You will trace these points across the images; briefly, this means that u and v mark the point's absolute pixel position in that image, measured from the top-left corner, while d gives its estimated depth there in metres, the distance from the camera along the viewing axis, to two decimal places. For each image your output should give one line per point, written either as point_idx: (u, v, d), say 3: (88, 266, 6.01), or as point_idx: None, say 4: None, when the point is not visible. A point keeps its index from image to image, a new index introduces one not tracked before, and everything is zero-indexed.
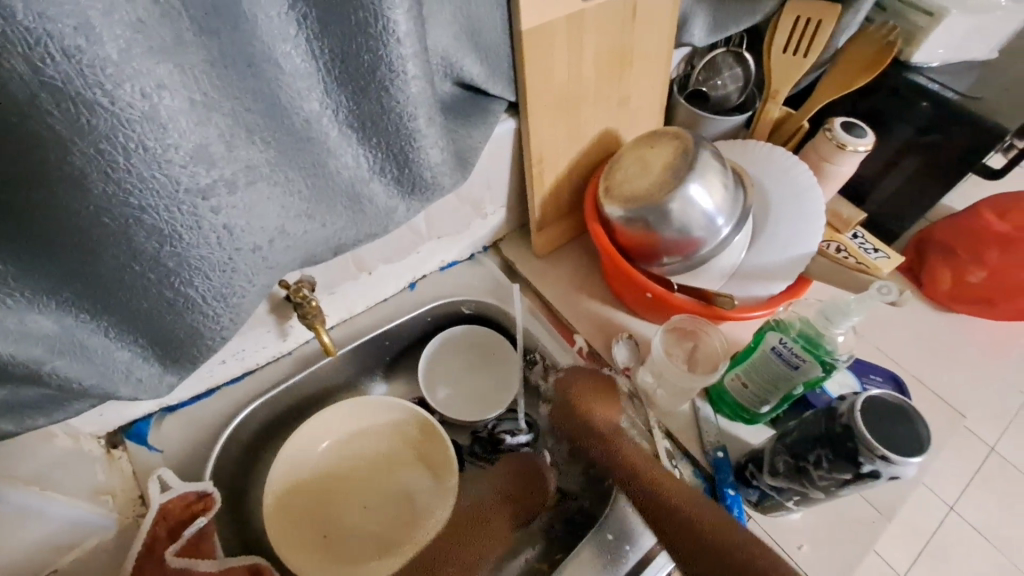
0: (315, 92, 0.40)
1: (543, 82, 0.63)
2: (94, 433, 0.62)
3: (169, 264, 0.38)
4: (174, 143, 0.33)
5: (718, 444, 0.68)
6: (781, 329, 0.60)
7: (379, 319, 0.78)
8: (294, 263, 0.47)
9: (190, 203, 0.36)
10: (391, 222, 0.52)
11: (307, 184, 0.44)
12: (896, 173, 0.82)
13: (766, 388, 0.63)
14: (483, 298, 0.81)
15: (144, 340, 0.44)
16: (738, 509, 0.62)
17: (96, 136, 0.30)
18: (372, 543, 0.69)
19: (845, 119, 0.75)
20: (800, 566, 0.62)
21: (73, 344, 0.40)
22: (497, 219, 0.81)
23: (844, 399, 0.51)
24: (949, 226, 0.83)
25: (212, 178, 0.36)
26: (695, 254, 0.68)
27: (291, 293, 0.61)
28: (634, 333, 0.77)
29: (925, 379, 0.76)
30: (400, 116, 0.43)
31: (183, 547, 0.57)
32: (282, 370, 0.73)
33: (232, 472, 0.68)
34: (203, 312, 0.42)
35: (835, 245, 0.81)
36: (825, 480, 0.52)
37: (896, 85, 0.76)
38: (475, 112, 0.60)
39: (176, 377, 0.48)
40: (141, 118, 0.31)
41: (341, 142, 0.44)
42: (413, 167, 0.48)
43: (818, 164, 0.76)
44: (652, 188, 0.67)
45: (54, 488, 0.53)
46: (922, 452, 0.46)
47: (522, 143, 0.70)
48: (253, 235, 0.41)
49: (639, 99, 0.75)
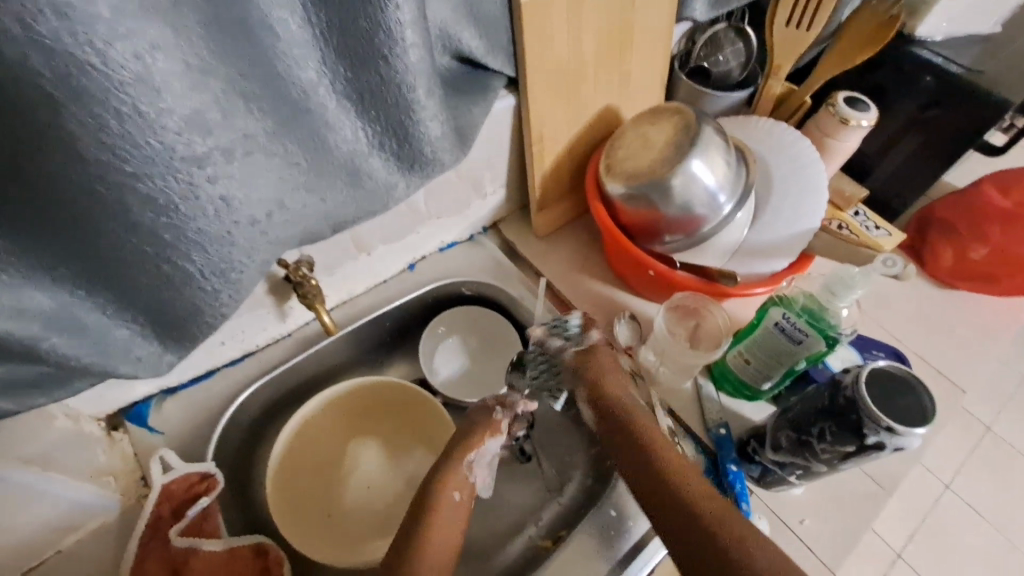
0: (313, 61, 0.39)
1: (543, 56, 0.62)
2: (95, 415, 0.62)
3: (166, 236, 0.37)
4: (168, 109, 0.32)
5: (721, 420, 0.67)
6: (784, 304, 0.59)
7: (379, 300, 0.78)
8: (292, 240, 0.46)
9: (186, 172, 0.35)
10: (390, 199, 0.51)
11: (306, 158, 0.43)
12: (898, 150, 0.81)
13: (769, 364, 0.63)
14: (483, 278, 0.80)
15: (143, 317, 0.43)
16: (740, 485, 0.62)
17: (88, 99, 0.29)
18: (375, 521, 0.69)
19: (848, 94, 0.74)
20: (801, 539, 0.62)
21: (70, 320, 0.40)
22: (498, 198, 0.80)
23: (848, 370, 0.51)
24: (953, 203, 0.83)
25: (209, 146, 0.35)
26: (697, 232, 0.67)
27: (290, 272, 0.61)
28: (636, 313, 0.77)
29: (927, 356, 0.76)
30: (399, 88, 0.43)
31: (186, 527, 0.57)
32: (283, 352, 0.72)
33: (235, 454, 0.68)
34: (202, 287, 0.41)
35: (837, 222, 0.79)
36: (828, 453, 0.52)
37: (899, 59, 0.75)
38: (474, 88, 0.59)
39: (176, 355, 0.47)
40: (134, 81, 0.30)
41: (339, 114, 0.43)
42: (413, 141, 0.47)
43: (820, 141, 0.75)
44: (653, 163, 0.66)
45: (56, 469, 0.52)
46: (926, 423, 0.46)
47: (522, 120, 0.68)
48: (251, 208, 0.40)
49: (639, 75, 0.74)
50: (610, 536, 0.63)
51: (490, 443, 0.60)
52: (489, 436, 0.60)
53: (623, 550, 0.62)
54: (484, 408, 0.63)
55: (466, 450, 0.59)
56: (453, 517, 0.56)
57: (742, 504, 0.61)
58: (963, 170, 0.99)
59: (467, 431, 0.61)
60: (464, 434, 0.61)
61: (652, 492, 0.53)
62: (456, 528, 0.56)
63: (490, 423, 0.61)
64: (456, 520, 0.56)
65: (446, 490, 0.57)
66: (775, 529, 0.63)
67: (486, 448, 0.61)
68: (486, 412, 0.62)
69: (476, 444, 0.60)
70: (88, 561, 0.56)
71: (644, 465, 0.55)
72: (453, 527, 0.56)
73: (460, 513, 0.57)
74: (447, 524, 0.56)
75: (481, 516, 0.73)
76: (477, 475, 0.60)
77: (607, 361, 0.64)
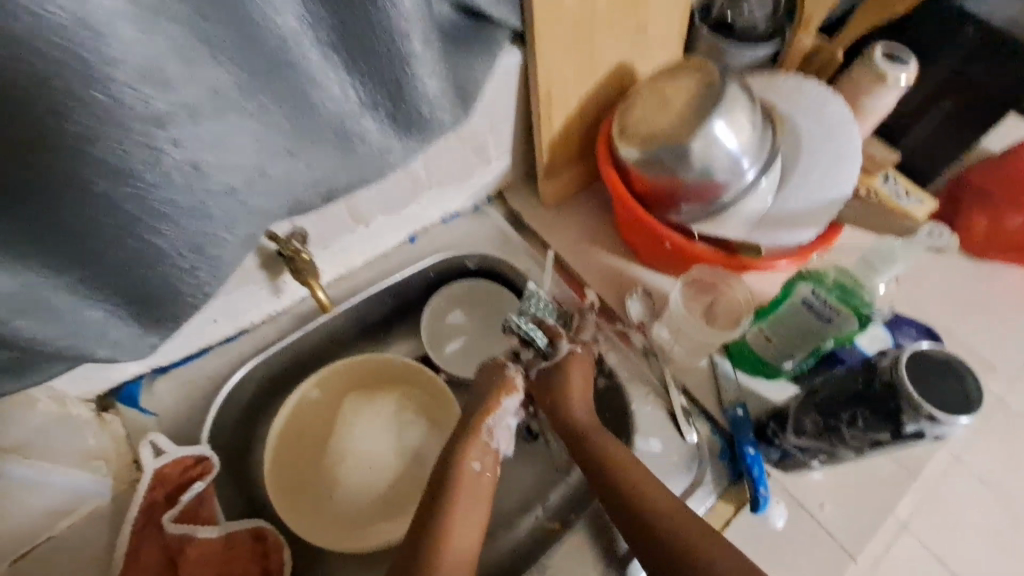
0: (291, 3, 0.33)
1: (550, 5, 0.56)
2: (84, 396, 0.59)
3: (130, 209, 0.33)
4: (116, 57, 0.28)
5: (738, 401, 0.64)
6: (813, 279, 0.55)
7: (378, 275, 0.74)
8: (278, 211, 0.42)
9: (145, 132, 0.30)
10: (386, 166, 0.46)
11: (288, 118, 0.38)
12: (936, 111, 0.75)
13: (792, 343, 0.59)
14: (487, 251, 0.76)
15: (118, 297, 0.39)
16: (758, 470, 0.59)
17: (14, 43, 0.25)
18: (379, 504, 0.67)
19: (886, 47, 0.67)
20: (819, 525, 0.60)
21: (35, 302, 0.36)
22: (503, 165, 0.75)
23: (885, 353, 0.47)
24: (990, 168, 0.77)
25: (169, 104, 0.31)
26: (717, 202, 0.62)
27: (280, 247, 0.57)
28: (650, 287, 0.73)
29: (956, 333, 0.72)
30: (391, 36, 0.37)
31: (182, 512, 0.55)
32: (279, 329, 0.69)
33: (231, 435, 0.65)
34: (178, 264, 0.37)
35: (867, 189, 0.74)
36: (857, 439, 0.49)
37: (944, 9, 0.68)
38: (478, 40, 0.53)
39: (158, 338, 0.44)
40: (70, 21, 0.26)
41: (324, 68, 0.38)
42: (408, 99, 0.42)
43: (852, 100, 0.69)
44: (671, 126, 0.60)
45: (43, 457, 0.52)
46: (971, 412, 0.42)
47: (529, 77, 0.63)
48: (226, 175, 0.36)
49: (656, 27, 0.67)
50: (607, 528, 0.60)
51: (508, 403, 0.62)
52: (506, 395, 0.62)
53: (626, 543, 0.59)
54: (496, 369, 0.65)
55: (485, 414, 0.60)
56: (476, 486, 0.56)
57: (759, 489, 0.58)
58: (1000, 134, 0.93)
59: (484, 393, 0.62)
60: (480, 399, 0.62)
61: (635, 533, 0.52)
62: (482, 496, 0.56)
63: (505, 383, 0.63)
64: (479, 490, 0.56)
65: (466, 458, 0.57)
66: (793, 514, 0.60)
67: (505, 409, 0.62)
68: (500, 372, 0.64)
69: (495, 404, 0.61)
70: (82, 545, 0.54)
71: (621, 511, 0.54)
72: (477, 498, 0.55)
73: (483, 483, 0.57)
74: (471, 495, 0.55)
75: None
76: (498, 438, 0.60)
77: (575, 377, 0.64)
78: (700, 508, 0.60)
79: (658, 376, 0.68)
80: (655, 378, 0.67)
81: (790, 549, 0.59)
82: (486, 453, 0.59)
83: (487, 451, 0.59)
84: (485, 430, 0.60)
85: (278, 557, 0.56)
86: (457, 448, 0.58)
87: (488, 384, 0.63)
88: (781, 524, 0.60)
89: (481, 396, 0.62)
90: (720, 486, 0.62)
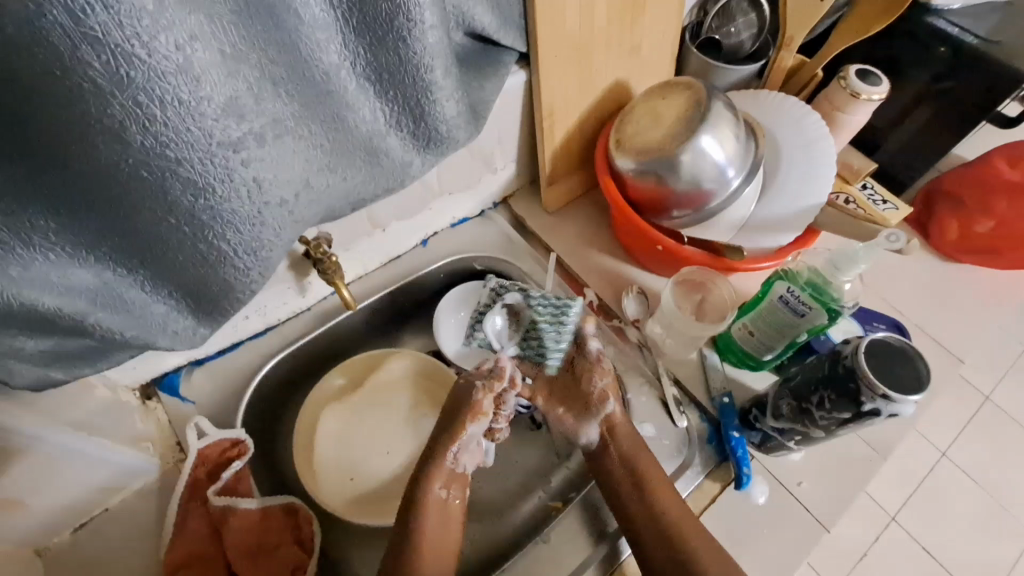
0: (334, 42, 0.40)
1: (555, 32, 0.62)
2: (129, 385, 0.65)
3: (203, 217, 0.39)
4: (206, 96, 0.34)
5: (724, 390, 0.70)
6: (789, 278, 0.61)
7: (394, 276, 0.80)
8: (316, 218, 0.48)
9: (222, 155, 0.37)
10: (406, 177, 0.53)
11: (328, 138, 0.44)
12: (908, 123, 0.81)
13: (771, 336, 0.66)
14: (492, 253, 0.82)
15: (179, 293, 0.45)
16: (741, 451, 0.65)
17: (135, 88, 0.31)
18: (397, 486, 0.72)
19: (860, 67, 0.73)
20: (800, 501, 0.66)
21: (113, 297, 0.42)
22: (508, 174, 0.81)
23: (847, 342, 0.53)
24: (962, 175, 0.83)
25: (242, 131, 0.37)
26: (704, 207, 0.69)
27: (311, 249, 0.63)
28: (644, 286, 0.79)
29: (927, 328, 0.77)
30: (416, 68, 0.44)
31: (222, 488, 0.61)
32: (302, 325, 0.75)
33: (259, 424, 0.71)
34: (234, 265, 0.43)
35: (843, 197, 0.81)
36: (825, 419, 0.55)
37: (914, 30, 0.74)
38: (487, 65, 0.59)
39: (209, 328, 0.50)
40: (176, 70, 0.32)
41: (358, 95, 0.44)
42: (429, 121, 0.49)
43: (829, 114, 0.75)
44: (664, 139, 0.66)
45: (101, 434, 0.56)
46: (922, 390, 0.48)
47: (533, 95, 0.69)
48: (281, 189, 0.42)
49: (650, 47, 0.74)
50: (593, 522, 0.66)
51: (472, 430, 0.62)
52: (472, 420, 0.61)
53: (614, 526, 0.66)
54: (467, 385, 0.63)
55: (450, 439, 0.62)
56: (443, 513, 0.60)
57: (742, 468, 0.65)
58: (971, 142, 0.99)
59: (454, 414, 0.62)
60: (449, 425, 0.62)
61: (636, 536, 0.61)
62: (450, 517, 0.61)
63: (472, 406, 0.62)
64: (446, 514, 0.61)
65: (434, 487, 0.61)
66: (774, 491, 0.66)
67: (470, 434, 0.62)
68: (467, 393, 0.62)
69: (458, 431, 0.61)
70: (134, 514, 0.62)
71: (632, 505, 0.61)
72: (445, 524, 0.60)
73: (451, 509, 0.61)
74: (438, 521, 0.60)
75: (489, 482, 0.76)
76: (463, 462, 0.63)
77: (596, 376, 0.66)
78: (689, 486, 0.66)
79: (651, 368, 0.74)
80: (649, 370, 0.74)
81: (772, 521, 0.65)
82: (451, 480, 0.62)
83: (453, 478, 0.62)
84: (449, 457, 0.61)
85: (309, 528, 0.62)
86: (431, 474, 0.61)
87: (455, 403, 0.63)
88: (763, 499, 0.66)
89: (450, 420, 0.62)
90: (709, 467, 0.67)
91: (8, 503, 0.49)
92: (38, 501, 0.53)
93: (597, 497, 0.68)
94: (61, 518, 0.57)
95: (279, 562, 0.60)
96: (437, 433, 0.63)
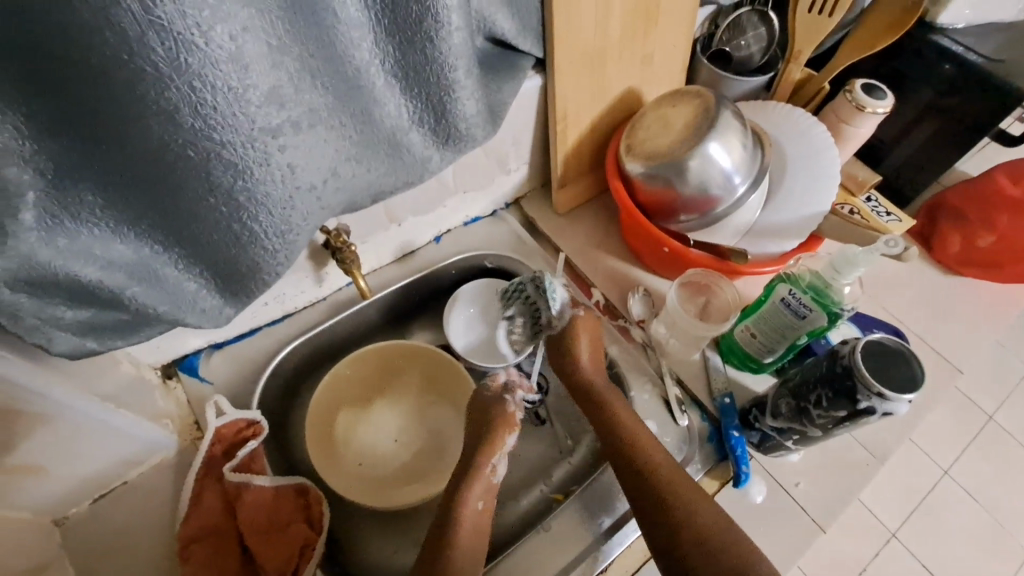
0: (367, 40, 0.43)
1: (571, 39, 0.64)
2: (152, 364, 0.68)
3: (240, 199, 0.42)
4: (252, 84, 0.37)
5: (726, 390, 0.72)
6: (791, 281, 0.63)
7: (408, 270, 0.83)
8: (340, 206, 0.51)
9: (262, 140, 0.39)
10: (426, 172, 0.55)
11: (356, 130, 0.47)
12: (912, 138, 0.83)
13: (773, 338, 0.67)
14: (503, 251, 0.85)
15: (209, 273, 0.48)
16: (741, 450, 0.67)
17: (191, 74, 0.34)
18: (403, 471, 0.75)
19: (866, 81, 0.75)
20: (796, 502, 0.67)
21: (149, 272, 0.45)
22: (520, 175, 0.84)
23: (845, 342, 0.55)
24: (963, 192, 0.85)
25: (281, 118, 0.40)
26: (711, 212, 0.71)
27: (331, 239, 0.66)
28: (649, 288, 0.81)
29: (927, 338, 0.79)
30: (441, 67, 0.46)
31: (239, 464, 0.64)
32: (318, 314, 0.78)
33: (274, 407, 0.74)
34: (264, 246, 0.46)
35: (849, 207, 0.82)
36: (823, 418, 0.57)
37: (920, 47, 0.76)
38: (505, 68, 0.62)
39: (234, 309, 0.53)
40: (227, 59, 0.34)
41: (386, 91, 0.47)
42: (450, 118, 0.51)
43: (835, 126, 0.77)
44: (674, 144, 0.69)
45: (126, 408, 0.59)
46: (916, 390, 0.50)
47: (548, 100, 0.72)
48: (311, 175, 0.45)
49: (662, 57, 0.76)
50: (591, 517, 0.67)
51: (509, 439, 0.64)
52: (507, 430, 0.65)
53: (614, 516, 0.67)
54: (495, 399, 0.67)
55: (490, 451, 0.63)
56: (477, 524, 0.60)
57: (741, 466, 0.66)
58: (976, 159, 1.01)
59: (486, 427, 0.65)
60: (484, 438, 0.64)
61: None
62: (482, 531, 0.61)
63: (505, 417, 0.65)
64: (479, 527, 0.60)
65: (470, 498, 0.61)
66: (772, 490, 0.68)
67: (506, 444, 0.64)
68: (500, 407, 0.66)
69: (498, 443, 0.64)
70: (150, 489, 0.64)
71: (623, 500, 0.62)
72: (478, 535, 0.60)
73: (484, 520, 0.61)
74: (475, 531, 0.60)
75: None
76: (500, 472, 0.64)
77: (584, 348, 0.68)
78: None
79: (654, 367, 0.76)
80: (653, 369, 0.76)
81: (767, 520, 0.66)
82: (488, 492, 0.63)
83: (489, 488, 0.63)
84: (490, 468, 0.63)
85: (319, 508, 0.64)
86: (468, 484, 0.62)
87: (490, 415, 0.65)
88: (760, 499, 0.67)
89: (484, 433, 0.65)
90: (708, 465, 0.69)
91: (32, 470, 0.51)
92: (64, 469, 0.55)
93: (596, 492, 0.68)
94: (83, 488, 0.60)
95: (290, 539, 0.62)
96: (474, 446, 0.64)
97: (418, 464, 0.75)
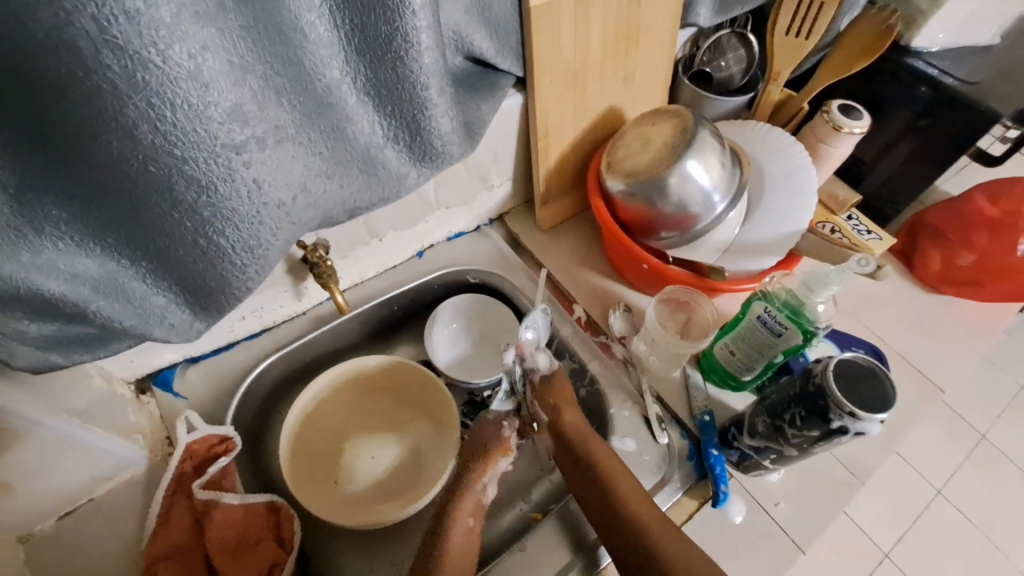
0: (337, 59, 0.43)
1: (550, 59, 0.65)
2: (125, 378, 0.68)
3: (205, 214, 0.42)
4: (214, 101, 0.37)
5: (705, 408, 0.71)
6: (767, 299, 0.63)
7: (390, 284, 0.83)
8: (313, 222, 0.51)
9: (225, 157, 0.40)
10: (402, 188, 0.56)
11: (328, 146, 0.47)
12: (891, 157, 0.84)
13: (751, 356, 0.67)
14: (486, 266, 0.85)
15: (178, 287, 0.48)
16: (720, 469, 0.66)
17: (148, 91, 0.34)
18: (380, 491, 0.74)
19: (844, 102, 0.76)
20: (776, 522, 0.66)
21: (114, 287, 0.44)
22: (504, 191, 0.84)
23: (819, 361, 0.55)
24: (944, 211, 0.86)
25: (246, 135, 0.40)
26: (691, 229, 0.71)
27: (307, 253, 0.66)
28: (630, 304, 0.81)
29: (909, 356, 0.79)
30: (413, 86, 0.47)
31: (207, 482, 0.63)
32: (297, 328, 0.77)
33: (251, 421, 0.73)
34: (232, 261, 0.46)
35: (829, 226, 0.83)
36: (798, 437, 0.57)
37: (896, 69, 0.77)
38: (483, 87, 0.63)
39: (204, 323, 0.52)
40: (187, 77, 0.35)
41: (358, 108, 0.47)
42: (425, 135, 0.52)
43: (814, 146, 0.78)
44: (652, 162, 0.70)
45: (94, 423, 0.58)
46: (887, 410, 0.50)
47: (529, 117, 0.72)
48: (279, 191, 0.45)
49: (643, 76, 0.77)
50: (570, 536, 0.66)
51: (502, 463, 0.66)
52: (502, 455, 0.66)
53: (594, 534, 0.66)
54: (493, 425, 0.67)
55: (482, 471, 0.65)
56: (453, 539, 0.59)
57: (719, 485, 0.65)
58: (959, 178, 1.02)
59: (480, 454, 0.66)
60: (478, 458, 0.66)
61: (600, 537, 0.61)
62: (455, 548, 0.59)
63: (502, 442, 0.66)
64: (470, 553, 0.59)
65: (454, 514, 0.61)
66: (750, 510, 0.67)
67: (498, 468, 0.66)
68: (495, 431, 0.67)
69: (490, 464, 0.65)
70: (119, 506, 0.63)
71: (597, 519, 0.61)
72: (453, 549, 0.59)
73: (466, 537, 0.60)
74: (452, 548, 0.59)
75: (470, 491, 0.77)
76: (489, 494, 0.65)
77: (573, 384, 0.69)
78: (668, 502, 0.67)
79: (635, 384, 0.75)
80: (633, 386, 0.75)
81: (745, 541, 0.65)
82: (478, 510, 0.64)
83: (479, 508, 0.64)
84: (480, 487, 0.64)
85: (290, 525, 0.63)
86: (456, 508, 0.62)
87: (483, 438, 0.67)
88: (739, 519, 0.66)
89: (476, 458, 0.66)
90: (688, 484, 0.68)
91: None
92: (28, 486, 0.54)
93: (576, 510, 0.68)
94: (50, 505, 0.59)
95: (260, 557, 0.60)
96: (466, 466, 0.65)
97: (395, 484, 0.74)
